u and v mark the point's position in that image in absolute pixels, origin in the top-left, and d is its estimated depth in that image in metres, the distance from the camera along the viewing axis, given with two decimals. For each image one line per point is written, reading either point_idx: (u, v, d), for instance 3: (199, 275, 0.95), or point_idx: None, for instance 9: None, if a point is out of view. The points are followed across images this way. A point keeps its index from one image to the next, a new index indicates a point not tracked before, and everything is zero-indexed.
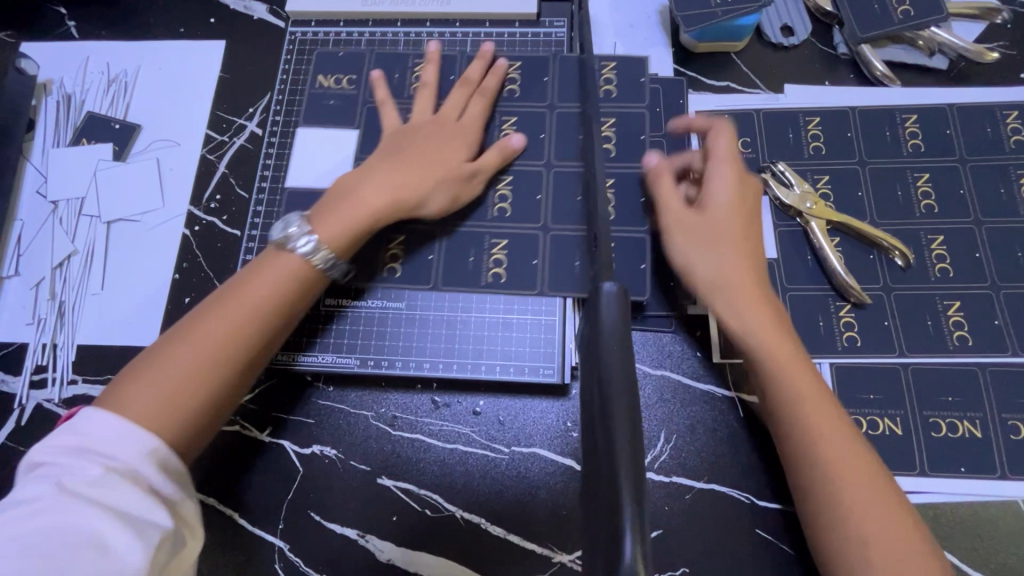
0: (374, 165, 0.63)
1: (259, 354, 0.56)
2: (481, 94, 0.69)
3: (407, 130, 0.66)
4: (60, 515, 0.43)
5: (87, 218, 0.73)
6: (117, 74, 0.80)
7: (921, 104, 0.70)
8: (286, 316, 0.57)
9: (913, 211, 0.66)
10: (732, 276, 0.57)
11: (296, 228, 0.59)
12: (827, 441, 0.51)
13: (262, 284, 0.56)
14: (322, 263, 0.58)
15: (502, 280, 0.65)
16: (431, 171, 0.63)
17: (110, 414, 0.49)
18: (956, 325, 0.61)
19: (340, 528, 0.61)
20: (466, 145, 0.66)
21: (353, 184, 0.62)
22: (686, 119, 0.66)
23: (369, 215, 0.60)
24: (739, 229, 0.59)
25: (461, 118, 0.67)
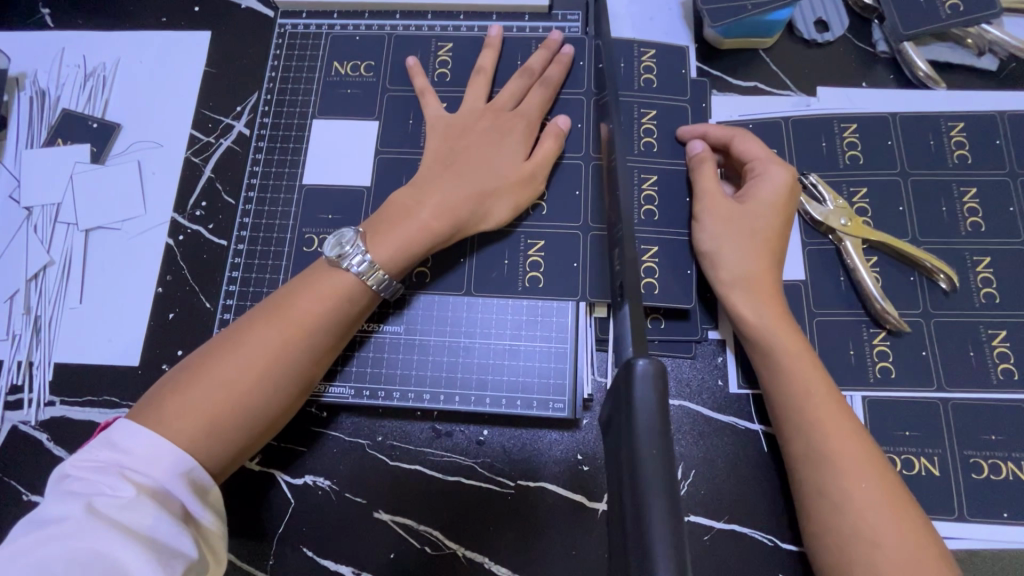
0: (428, 176, 0.59)
1: (303, 378, 0.53)
2: (544, 83, 0.64)
3: (459, 126, 0.62)
4: (90, 539, 0.41)
5: (64, 226, 0.68)
6: (94, 68, 0.74)
7: (967, 111, 0.64)
8: (333, 344, 0.54)
9: (958, 230, 0.60)
10: (763, 276, 0.55)
11: (350, 244, 0.55)
12: (849, 476, 0.48)
13: (313, 304, 0.53)
14: (375, 284, 0.55)
15: (541, 285, 0.61)
16: (488, 177, 0.59)
17: (146, 430, 0.47)
18: (1001, 356, 0.57)
19: (335, 564, 0.58)
20: (524, 141, 0.61)
21: (410, 199, 0.57)
22: (702, 126, 0.63)
23: (433, 235, 0.56)
24: (773, 228, 0.57)
25: (520, 110, 0.62)
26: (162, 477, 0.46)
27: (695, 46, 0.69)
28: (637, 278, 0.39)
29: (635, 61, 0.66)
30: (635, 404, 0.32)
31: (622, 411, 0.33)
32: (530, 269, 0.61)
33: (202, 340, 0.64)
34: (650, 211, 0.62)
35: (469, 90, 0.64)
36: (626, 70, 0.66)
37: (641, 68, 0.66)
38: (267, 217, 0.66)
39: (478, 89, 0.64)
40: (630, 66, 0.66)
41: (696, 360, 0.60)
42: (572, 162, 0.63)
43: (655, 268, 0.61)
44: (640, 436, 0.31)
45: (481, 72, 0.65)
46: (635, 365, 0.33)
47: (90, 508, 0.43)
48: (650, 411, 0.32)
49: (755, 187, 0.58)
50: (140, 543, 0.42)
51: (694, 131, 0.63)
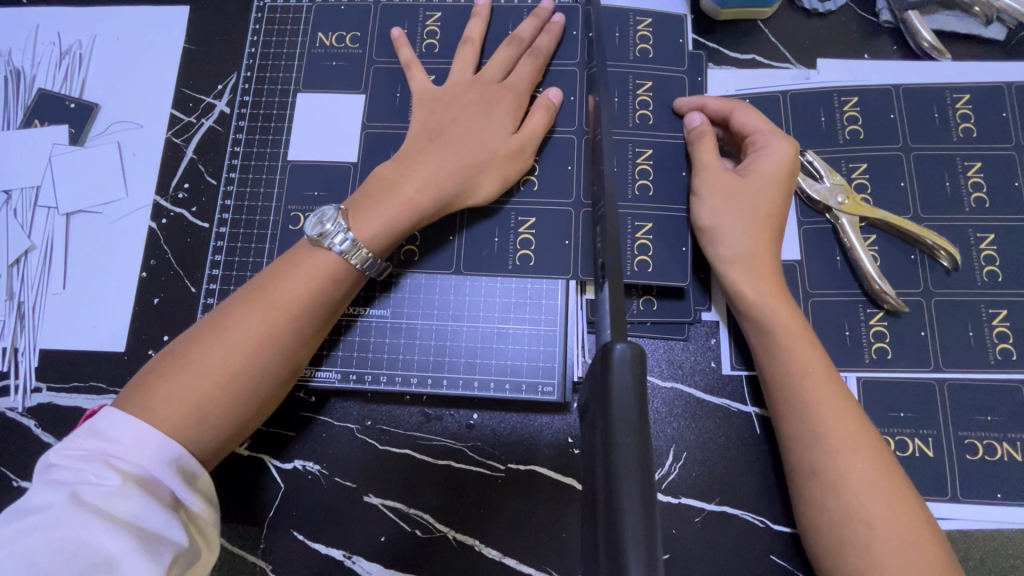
0: (414, 149, 0.57)
1: (291, 362, 0.52)
2: (534, 54, 0.61)
3: (445, 99, 0.60)
4: (74, 528, 0.41)
5: (44, 210, 0.67)
6: (70, 46, 0.71)
7: (973, 82, 0.62)
8: (318, 329, 0.53)
9: (961, 206, 0.59)
10: (759, 251, 0.54)
11: (331, 222, 0.53)
12: (845, 457, 0.48)
13: (298, 287, 0.52)
14: (359, 263, 0.53)
15: (532, 263, 0.60)
16: (476, 150, 0.57)
17: (127, 419, 0.46)
18: (1000, 336, 0.55)
19: (325, 548, 0.57)
20: (512, 113, 0.59)
21: (395, 173, 0.56)
22: (701, 97, 0.61)
23: (419, 209, 0.55)
24: (773, 205, 0.55)
25: (508, 81, 0.60)
26: (148, 464, 0.45)
27: (691, 16, 0.66)
28: (618, 258, 0.38)
29: (628, 32, 0.64)
30: (612, 388, 0.31)
31: (600, 395, 0.32)
32: (521, 246, 0.60)
33: (188, 325, 0.63)
34: (644, 185, 0.60)
35: (456, 63, 0.62)
36: (620, 40, 0.64)
37: (636, 37, 0.64)
38: (249, 199, 0.64)
39: (463, 61, 0.62)
40: (624, 34, 0.64)
41: (688, 341, 0.59)
42: (563, 138, 0.62)
43: (649, 245, 0.59)
44: (615, 420, 0.30)
45: (466, 44, 0.63)
46: (612, 350, 0.32)
47: (74, 497, 0.42)
48: (627, 396, 0.31)
49: (755, 161, 0.56)
50: (125, 531, 0.42)
51: (692, 103, 0.61)
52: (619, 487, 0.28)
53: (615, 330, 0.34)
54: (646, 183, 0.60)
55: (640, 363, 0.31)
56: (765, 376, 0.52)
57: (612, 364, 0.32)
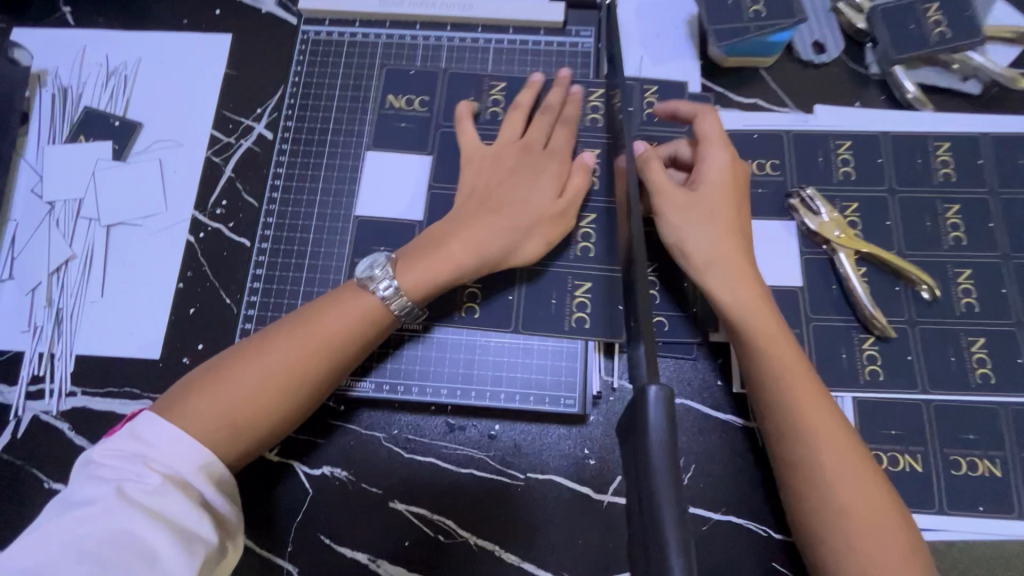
0: (459, 213, 0.61)
1: (320, 394, 0.55)
2: (565, 121, 0.66)
3: (487, 161, 0.64)
4: (120, 521, 0.44)
5: (85, 221, 0.70)
6: (116, 67, 0.75)
7: (951, 132, 0.68)
8: (349, 364, 0.57)
9: (942, 243, 0.64)
10: (732, 255, 0.57)
11: (379, 268, 0.57)
12: (824, 451, 0.52)
13: (338, 324, 0.55)
14: (398, 308, 0.57)
15: (553, 318, 0.63)
16: (524, 211, 0.60)
17: (162, 429, 0.49)
18: (979, 362, 0.61)
19: (351, 552, 0.60)
20: (552, 166, 0.63)
21: (444, 233, 0.60)
22: (671, 104, 0.65)
23: (465, 267, 0.58)
24: (729, 210, 0.59)
25: (545, 142, 0.64)
26: (183, 466, 0.48)
27: (700, 62, 0.72)
28: (648, 300, 0.40)
29: (637, 99, 0.70)
30: (647, 427, 0.33)
31: (636, 429, 0.33)
32: (548, 300, 0.63)
33: (223, 335, 0.66)
34: (653, 245, 0.66)
35: (506, 124, 0.66)
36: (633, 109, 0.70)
37: (643, 104, 0.70)
38: (290, 218, 0.68)
39: (508, 121, 0.66)
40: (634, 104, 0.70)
41: (697, 361, 0.64)
42: (593, 203, 0.66)
43: (659, 297, 0.65)
44: (654, 457, 0.31)
45: (500, 100, 0.68)
46: (649, 393, 0.33)
47: (119, 492, 0.45)
48: (661, 435, 0.32)
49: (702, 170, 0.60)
50: (166, 525, 0.45)
51: (666, 109, 0.65)
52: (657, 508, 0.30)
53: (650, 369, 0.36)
54: (650, 223, 0.66)
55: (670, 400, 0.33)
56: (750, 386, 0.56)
57: (647, 404, 0.33)
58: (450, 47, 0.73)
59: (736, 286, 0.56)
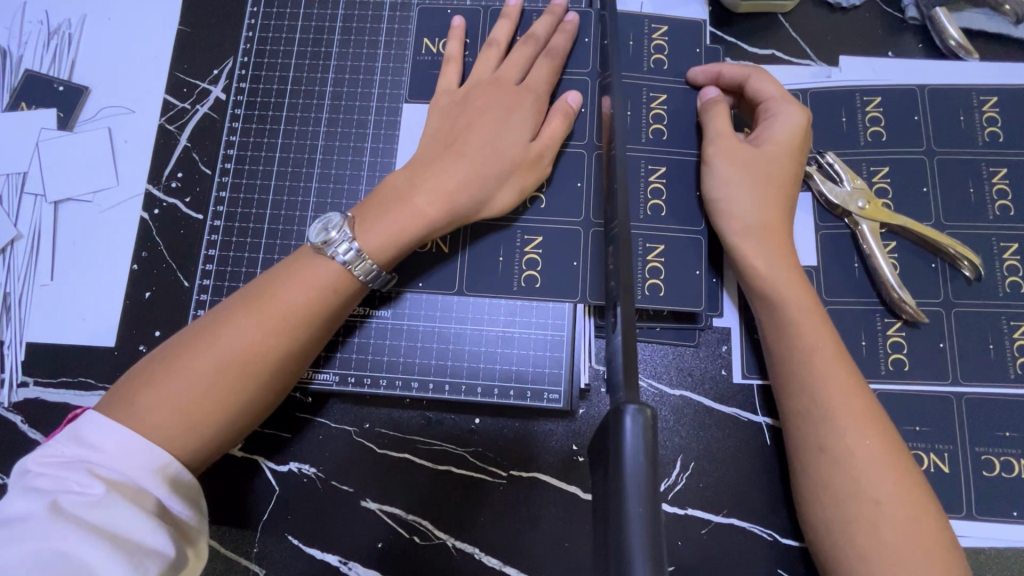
0: (427, 158, 0.54)
1: (284, 376, 0.50)
2: (550, 54, 0.59)
3: (462, 101, 0.57)
4: (55, 539, 0.39)
5: (31, 197, 0.64)
6: (58, 25, 0.68)
7: (1000, 84, 0.59)
8: (316, 341, 0.51)
9: (985, 214, 0.56)
10: (774, 223, 0.52)
11: (336, 229, 0.51)
12: (852, 436, 0.46)
13: (295, 297, 0.49)
14: (362, 274, 0.51)
15: (537, 285, 0.57)
16: (494, 159, 0.54)
17: (106, 426, 0.44)
18: (1021, 349, 0.54)
19: (321, 553, 0.56)
20: (532, 118, 0.56)
21: (405, 183, 0.53)
22: (715, 65, 0.58)
23: (430, 223, 0.52)
24: (786, 173, 0.54)
25: (525, 85, 0.57)
26: (133, 473, 0.43)
27: (709, 8, 0.63)
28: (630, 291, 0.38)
29: (642, 40, 0.61)
30: (622, 454, 0.29)
31: (609, 458, 0.30)
32: (526, 267, 0.58)
33: (180, 320, 0.61)
34: (657, 206, 0.58)
35: (478, 62, 0.59)
36: (635, 49, 0.61)
37: (651, 48, 0.61)
38: (245, 191, 0.62)
39: (479, 68, 0.59)
40: (638, 44, 0.61)
41: (699, 348, 0.57)
42: (575, 152, 0.59)
43: (661, 268, 0.57)
44: (628, 491, 0.28)
45: (492, 45, 0.60)
46: (624, 413, 0.29)
47: (55, 507, 0.40)
48: (637, 463, 0.29)
49: (768, 128, 0.54)
50: (110, 541, 0.40)
51: (706, 72, 0.59)
52: (632, 553, 0.26)
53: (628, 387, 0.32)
54: (659, 187, 0.58)
55: (653, 431, 0.29)
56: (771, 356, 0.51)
57: (622, 427, 0.30)
58: None
59: (766, 252, 0.51)
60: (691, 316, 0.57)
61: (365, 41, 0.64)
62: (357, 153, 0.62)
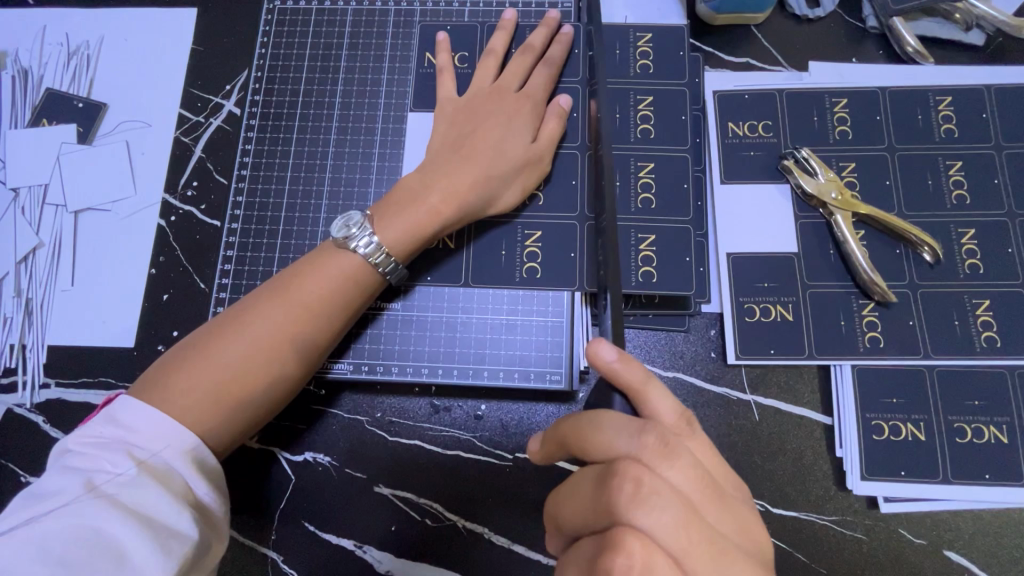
0: (438, 160, 0.59)
1: (306, 364, 0.53)
2: (547, 63, 0.64)
3: (466, 109, 0.62)
4: (90, 518, 0.40)
5: (52, 207, 0.67)
6: (77, 46, 0.72)
7: (954, 85, 0.65)
8: (337, 332, 0.55)
9: (944, 203, 0.61)
10: None
11: (357, 226, 0.55)
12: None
13: (320, 290, 0.53)
14: (381, 266, 0.55)
15: (539, 276, 0.61)
16: (500, 160, 0.58)
17: (140, 406, 0.47)
18: (984, 325, 0.58)
19: (337, 538, 0.58)
20: (531, 124, 0.61)
21: (419, 183, 0.57)
22: None
23: (442, 217, 0.56)
24: None
25: (525, 92, 0.62)
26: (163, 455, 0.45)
27: (688, 21, 0.69)
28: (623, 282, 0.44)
29: (629, 48, 0.66)
30: None
31: None
32: (527, 260, 0.61)
33: (197, 320, 0.64)
34: (647, 199, 0.62)
35: (478, 70, 0.64)
36: (621, 57, 0.66)
37: (637, 53, 0.66)
38: (261, 196, 0.66)
39: (479, 76, 0.64)
40: (624, 51, 0.66)
41: (689, 333, 0.61)
42: (569, 153, 0.63)
43: (653, 257, 0.61)
44: None
45: (490, 55, 0.64)
46: None
47: (91, 486, 0.42)
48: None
49: None
50: (140, 521, 0.41)
51: None
52: None
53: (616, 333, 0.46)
54: (648, 182, 0.63)
55: None
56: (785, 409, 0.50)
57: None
58: (425, 11, 0.70)
59: None
60: (681, 302, 0.61)
61: (371, 56, 0.69)
62: (365, 159, 0.66)
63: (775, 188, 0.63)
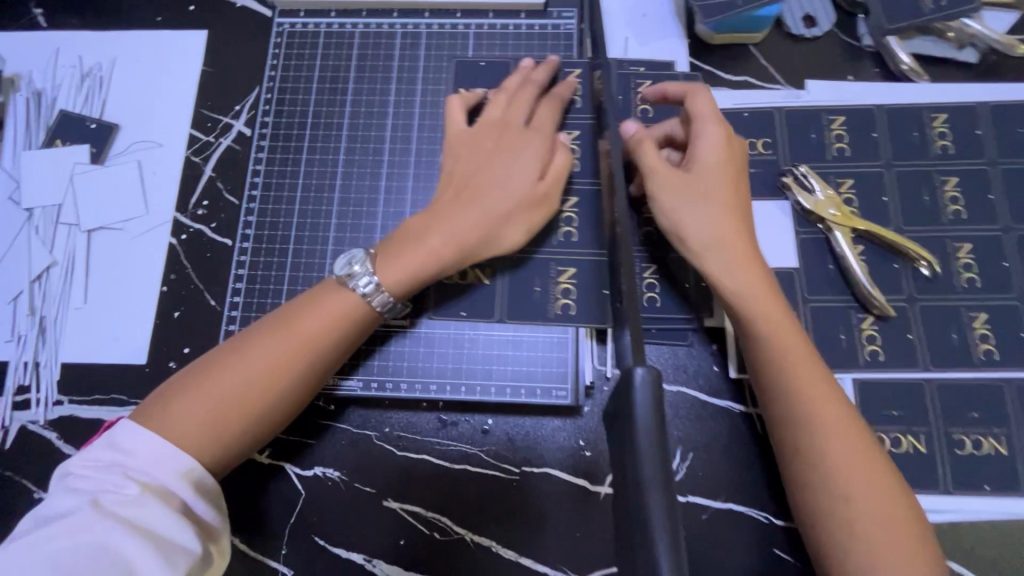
0: (443, 201, 0.59)
1: (301, 394, 0.54)
2: (552, 96, 0.64)
3: (473, 143, 0.62)
4: (99, 534, 0.43)
5: (66, 227, 0.69)
6: (90, 68, 0.74)
7: (949, 102, 0.66)
8: (333, 363, 0.55)
9: (941, 217, 0.63)
10: (732, 234, 0.54)
11: (360, 264, 0.56)
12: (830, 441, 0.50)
13: (317, 322, 0.54)
14: (380, 305, 0.56)
15: (571, 312, 0.61)
16: (503, 201, 0.59)
17: (139, 432, 0.48)
18: (982, 338, 0.59)
19: (346, 552, 0.59)
20: (539, 157, 0.61)
21: (422, 227, 0.58)
22: (661, 86, 0.62)
23: (442, 262, 0.57)
24: (728, 181, 0.56)
25: (532, 126, 0.62)
26: (161, 476, 0.48)
27: (687, 40, 0.70)
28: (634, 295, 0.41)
29: (630, 95, 0.68)
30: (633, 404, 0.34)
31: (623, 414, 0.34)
32: (560, 295, 0.61)
33: (208, 337, 0.65)
34: (649, 232, 0.64)
35: (491, 103, 0.64)
36: (624, 103, 0.67)
37: (637, 99, 0.68)
38: (271, 215, 0.67)
39: (491, 105, 0.64)
40: (626, 97, 0.68)
41: (692, 347, 0.62)
42: (581, 188, 0.64)
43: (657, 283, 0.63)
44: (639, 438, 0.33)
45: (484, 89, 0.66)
46: (634, 373, 0.34)
47: (96, 505, 0.45)
48: (646, 416, 0.33)
49: (696, 146, 0.57)
50: (143, 538, 0.44)
51: (655, 91, 0.62)
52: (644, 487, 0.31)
53: (634, 358, 0.37)
54: (649, 215, 0.64)
55: (659, 397, 0.34)
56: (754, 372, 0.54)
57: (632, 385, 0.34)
58: (430, 33, 0.71)
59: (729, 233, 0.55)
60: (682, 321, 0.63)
61: (378, 77, 0.70)
62: (373, 178, 0.67)
63: (775, 204, 0.65)
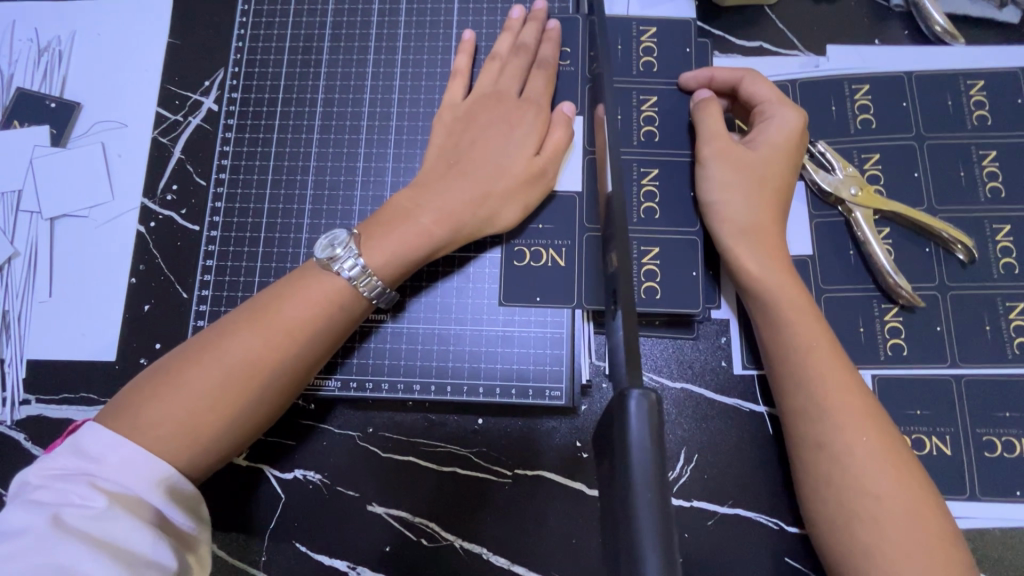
0: (431, 175, 0.55)
1: (286, 390, 0.50)
2: (540, 65, 0.59)
3: (465, 118, 0.58)
4: (57, 555, 0.38)
5: (26, 215, 0.64)
6: (48, 42, 0.69)
7: (986, 67, 0.60)
8: (319, 356, 0.51)
9: (977, 196, 0.57)
10: (767, 225, 0.53)
11: (342, 246, 0.51)
12: (852, 433, 0.46)
13: (300, 311, 0.50)
14: (367, 290, 0.51)
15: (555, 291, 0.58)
16: (496, 177, 0.55)
17: (107, 436, 0.44)
18: (1018, 330, 0.54)
19: (329, 559, 0.56)
20: (535, 130, 0.57)
21: (410, 203, 0.54)
22: (707, 70, 0.59)
23: (433, 239, 0.53)
24: (781, 173, 0.54)
25: (525, 97, 0.58)
26: (133, 485, 0.43)
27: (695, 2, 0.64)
28: (631, 287, 0.36)
29: (631, 43, 0.62)
30: (627, 431, 0.30)
31: (616, 443, 0.30)
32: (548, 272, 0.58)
33: (179, 332, 0.61)
34: (651, 208, 0.58)
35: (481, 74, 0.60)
36: (624, 53, 0.62)
37: (640, 49, 0.62)
38: (241, 201, 0.62)
39: (484, 75, 0.60)
40: (627, 47, 0.62)
41: (698, 341, 0.57)
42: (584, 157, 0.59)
43: (657, 271, 0.57)
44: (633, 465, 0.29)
45: (456, 76, 0.61)
46: (629, 399, 0.30)
47: (57, 521, 0.39)
48: (643, 452, 0.29)
49: (763, 131, 0.55)
50: (111, 555, 0.39)
51: (698, 78, 0.59)
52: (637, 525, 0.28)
53: (632, 371, 0.32)
54: (652, 190, 0.59)
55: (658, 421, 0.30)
56: (769, 363, 0.51)
57: (627, 412, 0.30)
58: None
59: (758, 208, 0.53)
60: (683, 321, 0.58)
61: (355, 48, 0.64)
62: (351, 159, 0.62)
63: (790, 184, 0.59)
